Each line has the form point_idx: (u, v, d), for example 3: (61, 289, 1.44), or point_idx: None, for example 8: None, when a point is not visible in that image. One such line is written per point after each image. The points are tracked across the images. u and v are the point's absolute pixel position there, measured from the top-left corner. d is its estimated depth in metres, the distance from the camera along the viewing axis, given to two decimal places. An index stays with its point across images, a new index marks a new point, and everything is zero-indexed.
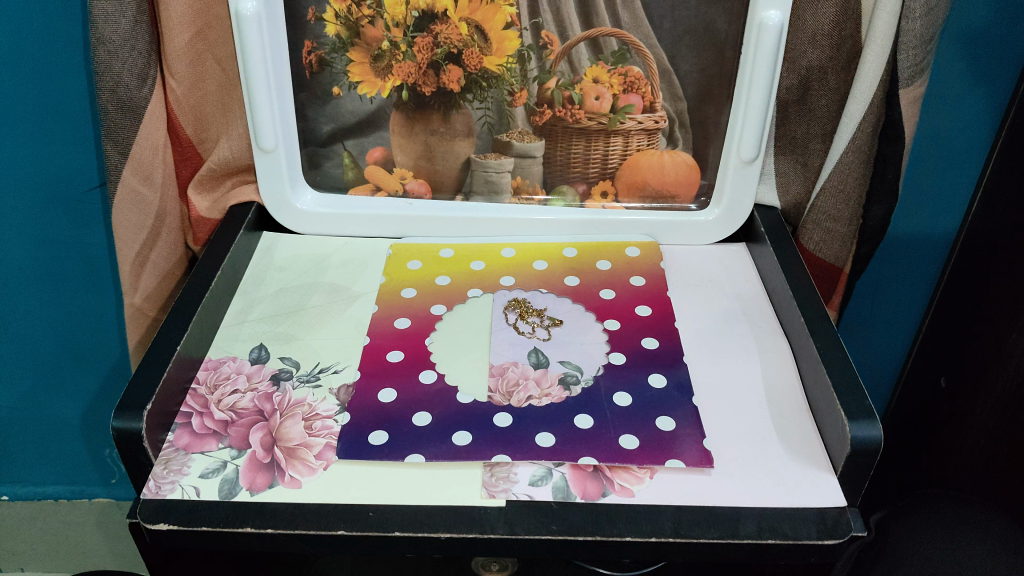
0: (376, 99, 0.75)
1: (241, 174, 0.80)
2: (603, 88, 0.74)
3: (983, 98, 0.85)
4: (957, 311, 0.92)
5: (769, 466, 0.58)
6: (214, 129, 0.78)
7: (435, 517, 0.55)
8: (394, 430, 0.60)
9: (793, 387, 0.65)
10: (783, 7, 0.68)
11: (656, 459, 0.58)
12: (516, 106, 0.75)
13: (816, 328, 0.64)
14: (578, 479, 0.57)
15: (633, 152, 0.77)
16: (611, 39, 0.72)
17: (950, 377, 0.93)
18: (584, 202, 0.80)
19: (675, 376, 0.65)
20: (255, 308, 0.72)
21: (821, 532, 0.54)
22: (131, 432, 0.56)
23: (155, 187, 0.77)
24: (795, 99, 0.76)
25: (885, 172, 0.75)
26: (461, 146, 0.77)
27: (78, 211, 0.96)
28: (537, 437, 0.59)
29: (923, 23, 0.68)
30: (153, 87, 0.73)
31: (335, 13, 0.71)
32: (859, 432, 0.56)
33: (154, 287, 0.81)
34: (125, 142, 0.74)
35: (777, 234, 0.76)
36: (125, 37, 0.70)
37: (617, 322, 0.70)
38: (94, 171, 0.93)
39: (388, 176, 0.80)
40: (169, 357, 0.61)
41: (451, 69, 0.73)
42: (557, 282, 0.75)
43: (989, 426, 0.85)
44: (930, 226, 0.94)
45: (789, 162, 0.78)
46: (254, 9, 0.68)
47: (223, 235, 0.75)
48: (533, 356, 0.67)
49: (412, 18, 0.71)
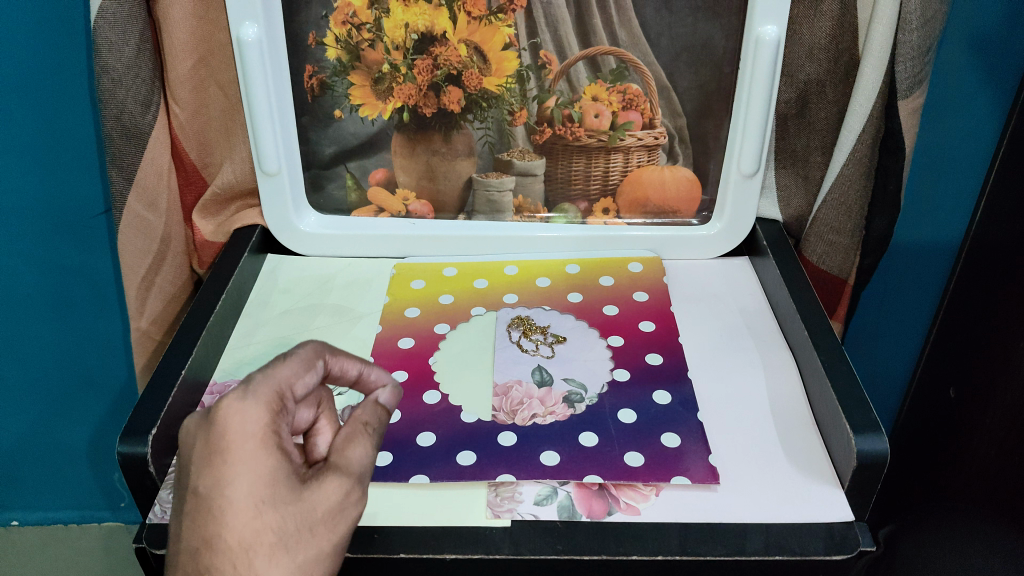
0: (377, 121, 0.75)
1: (245, 198, 0.81)
2: (602, 105, 0.74)
3: (985, 107, 0.85)
4: (965, 322, 0.90)
5: (775, 481, 0.58)
6: (218, 154, 0.79)
7: (440, 538, 0.55)
8: (400, 450, 0.60)
9: (797, 399, 0.65)
10: (781, 21, 0.68)
11: (662, 476, 0.58)
12: (516, 126, 0.75)
13: (821, 342, 0.64)
14: (584, 498, 0.57)
15: (634, 168, 0.77)
16: (609, 57, 0.72)
17: (960, 388, 0.91)
18: (586, 218, 0.80)
19: (680, 392, 0.65)
20: (260, 330, 0.73)
21: (829, 548, 0.54)
22: (136, 457, 0.56)
23: (160, 213, 0.78)
24: (794, 113, 0.76)
25: (886, 183, 0.75)
26: (462, 166, 0.77)
27: (85, 237, 0.97)
28: (542, 455, 0.59)
29: (919, 35, 0.68)
30: (156, 114, 0.74)
31: (335, 37, 0.72)
32: (865, 445, 0.56)
33: (160, 310, 0.81)
34: (130, 168, 0.75)
35: (778, 247, 0.77)
36: (128, 65, 0.71)
37: (621, 338, 0.71)
38: (100, 197, 0.94)
39: (391, 197, 0.80)
40: (174, 381, 0.61)
41: (451, 90, 0.73)
42: (560, 298, 0.75)
43: (996, 437, 0.83)
44: (932, 236, 0.94)
45: (790, 176, 0.79)
46: (256, 35, 0.68)
47: (228, 258, 0.75)
48: (537, 374, 0.67)
49: (412, 40, 0.71)
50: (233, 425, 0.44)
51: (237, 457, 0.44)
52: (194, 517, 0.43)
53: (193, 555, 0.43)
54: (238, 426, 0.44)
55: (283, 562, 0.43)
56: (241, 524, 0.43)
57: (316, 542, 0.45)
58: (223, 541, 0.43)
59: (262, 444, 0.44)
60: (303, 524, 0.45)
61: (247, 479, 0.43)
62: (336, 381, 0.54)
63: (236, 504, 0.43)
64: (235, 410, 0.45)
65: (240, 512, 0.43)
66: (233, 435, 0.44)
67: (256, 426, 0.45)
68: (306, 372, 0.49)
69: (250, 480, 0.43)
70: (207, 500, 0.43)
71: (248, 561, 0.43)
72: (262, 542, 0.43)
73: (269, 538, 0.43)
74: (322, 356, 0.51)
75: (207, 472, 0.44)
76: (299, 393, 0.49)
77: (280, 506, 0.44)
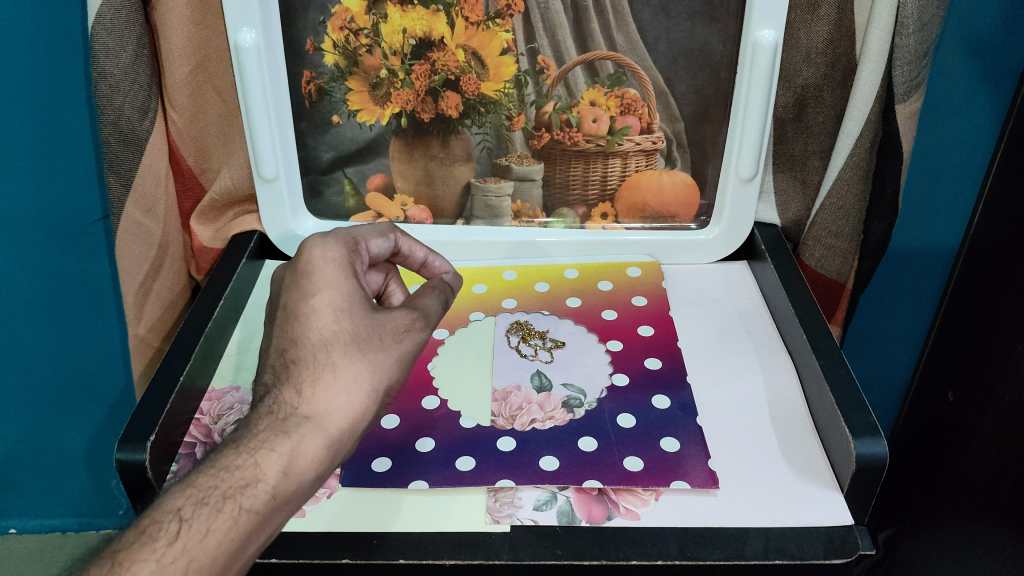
0: (376, 126, 0.75)
1: (243, 204, 0.81)
2: (600, 110, 0.74)
3: (983, 110, 0.85)
4: (961, 326, 0.91)
5: (774, 485, 0.58)
6: (216, 159, 0.79)
7: (439, 544, 0.55)
8: (399, 456, 0.60)
9: (796, 403, 0.65)
10: (778, 25, 0.68)
11: (661, 480, 0.57)
12: (514, 130, 0.75)
13: (820, 346, 0.64)
14: (584, 502, 0.57)
15: (632, 173, 0.77)
16: (607, 62, 0.72)
17: (957, 391, 0.91)
18: (584, 223, 0.80)
19: (679, 397, 0.64)
20: (258, 336, 0.73)
21: (829, 552, 0.54)
22: (134, 463, 0.56)
23: (158, 218, 0.78)
24: (792, 117, 0.76)
25: (885, 187, 0.76)
26: (460, 171, 0.77)
27: (83, 244, 0.96)
28: (542, 461, 0.59)
29: (916, 39, 0.68)
30: (154, 119, 0.74)
31: (333, 43, 0.72)
32: (865, 449, 0.56)
33: (158, 317, 0.81)
34: (127, 174, 0.75)
35: (777, 251, 0.77)
36: (126, 71, 0.71)
37: (620, 342, 0.70)
38: (98, 202, 0.94)
39: (389, 203, 0.80)
40: (172, 388, 0.61)
41: (449, 96, 0.73)
42: (559, 303, 0.75)
43: (998, 439, 0.84)
44: (930, 239, 0.94)
45: (788, 180, 0.79)
46: (253, 40, 0.68)
47: (226, 264, 0.75)
48: (536, 379, 0.67)
49: (410, 46, 0.71)
50: (316, 255, 0.56)
51: (321, 276, 0.55)
52: (285, 322, 0.54)
53: (282, 351, 0.53)
54: (321, 254, 0.56)
55: (356, 358, 0.52)
56: (322, 324, 0.53)
57: (384, 347, 0.54)
58: (306, 338, 0.52)
59: (340, 271, 0.56)
60: (374, 331, 0.54)
61: (330, 291, 0.54)
62: (405, 262, 0.66)
63: (319, 309, 0.54)
64: (318, 244, 0.57)
65: (322, 314, 0.53)
66: (317, 261, 0.56)
67: (336, 256, 0.56)
68: (377, 236, 0.62)
69: (331, 292, 0.54)
70: (295, 309, 0.54)
71: (327, 353, 0.52)
72: (338, 339, 0.53)
73: (344, 336, 0.53)
74: (392, 232, 0.63)
75: (296, 289, 0.55)
76: (371, 251, 0.62)
77: (353, 313, 0.54)
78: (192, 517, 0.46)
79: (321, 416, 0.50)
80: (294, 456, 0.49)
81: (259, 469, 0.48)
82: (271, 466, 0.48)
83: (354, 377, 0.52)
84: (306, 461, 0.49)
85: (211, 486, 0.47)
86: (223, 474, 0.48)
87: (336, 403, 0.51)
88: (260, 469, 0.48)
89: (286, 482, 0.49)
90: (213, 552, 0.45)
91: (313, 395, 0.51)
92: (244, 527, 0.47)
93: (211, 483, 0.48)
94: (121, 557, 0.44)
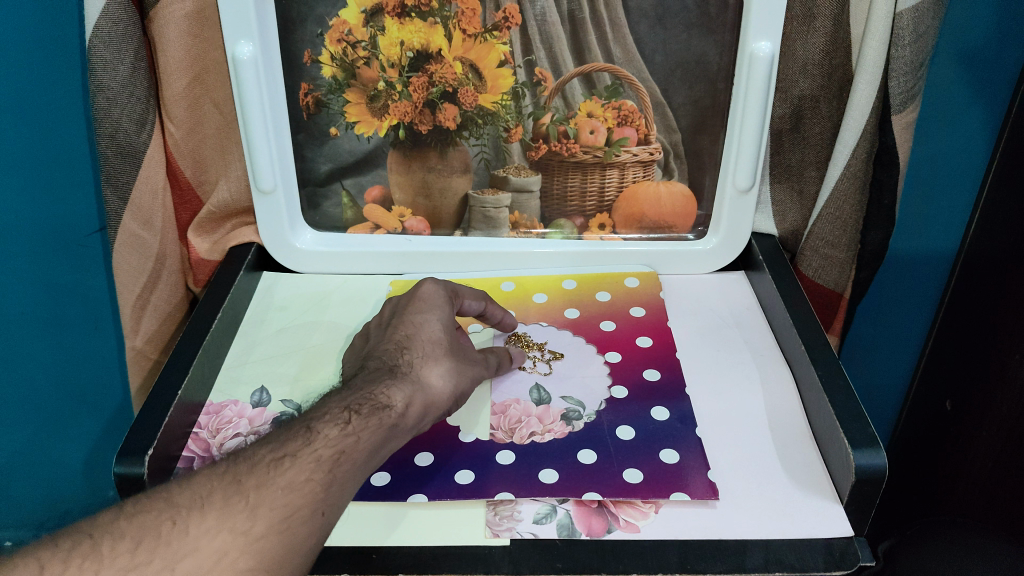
0: (374, 138, 0.75)
1: (240, 216, 0.81)
2: (597, 121, 0.74)
3: (979, 120, 0.85)
4: (961, 335, 0.90)
5: (774, 496, 0.58)
6: (213, 172, 0.79)
7: (440, 558, 0.54)
8: (397, 471, 0.60)
9: (796, 415, 0.65)
10: (774, 37, 0.68)
11: (661, 492, 0.57)
12: (512, 142, 0.75)
13: (818, 356, 0.64)
14: (583, 515, 0.57)
15: (629, 184, 0.77)
16: (604, 74, 0.72)
17: (954, 400, 0.92)
18: (582, 233, 0.80)
19: (678, 409, 0.64)
20: (256, 349, 0.72)
21: (828, 563, 0.54)
22: (132, 478, 0.56)
23: (155, 231, 0.77)
24: (789, 128, 0.76)
25: (882, 197, 0.76)
26: (458, 183, 0.77)
27: (79, 256, 0.96)
28: (541, 474, 0.59)
29: (912, 50, 0.68)
30: (151, 132, 0.74)
31: (331, 55, 0.72)
32: (863, 460, 0.56)
33: (156, 328, 0.81)
34: (125, 187, 0.75)
35: (774, 262, 0.77)
36: (123, 84, 0.71)
37: (618, 354, 0.71)
38: (94, 215, 0.94)
39: (387, 214, 0.80)
40: (170, 401, 0.61)
41: (447, 107, 0.74)
42: (557, 315, 0.76)
43: (995, 448, 0.84)
44: (929, 248, 0.94)
45: (785, 190, 0.79)
46: (250, 53, 0.68)
47: (223, 276, 0.75)
48: (534, 393, 0.67)
49: (408, 58, 0.72)
50: (427, 287, 0.67)
51: (431, 303, 0.66)
52: (396, 327, 0.63)
53: (395, 343, 0.62)
54: (433, 288, 0.68)
55: (450, 360, 0.62)
56: (430, 333, 0.63)
57: (472, 366, 0.63)
58: (417, 340, 0.62)
59: (447, 304, 0.67)
60: (463, 352, 0.64)
61: (439, 313, 0.65)
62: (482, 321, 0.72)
63: (428, 322, 0.64)
64: (431, 285, 0.68)
65: (432, 323, 0.64)
66: (428, 291, 0.67)
67: (443, 293, 0.67)
68: (473, 297, 0.70)
69: (439, 314, 0.65)
70: (408, 319, 0.64)
71: (433, 352, 0.61)
72: (439, 346, 0.62)
73: (445, 346, 0.62)
74: (486, 301, 0.71)
75: (412, 305, 0.66)
76: (465, 307, 0.69)
77: (451, 334, 0.64)
78: (359, 412, 0.54)
79: (427, 383, 0.59)
80: (413, 396, 0.57)
81: (391, 398, 0.56)
82: (399, 398, 0.56)
83: (448, 373, 0.61)
84: (419, 407, 0.57)
85: (360, 399, 0.55)
86: (366, 394, 0.55)
87: (437, 381, 0.59)
88: (392, 397, 0.56)
89: (411, 409, 0.56)
90: (370, 440, 0.53)
91: (422, 369, 0.59)
92: (386, 434, 0.54)
93: (359, 397, 0.55)
94: (311, 423, 0.52)
